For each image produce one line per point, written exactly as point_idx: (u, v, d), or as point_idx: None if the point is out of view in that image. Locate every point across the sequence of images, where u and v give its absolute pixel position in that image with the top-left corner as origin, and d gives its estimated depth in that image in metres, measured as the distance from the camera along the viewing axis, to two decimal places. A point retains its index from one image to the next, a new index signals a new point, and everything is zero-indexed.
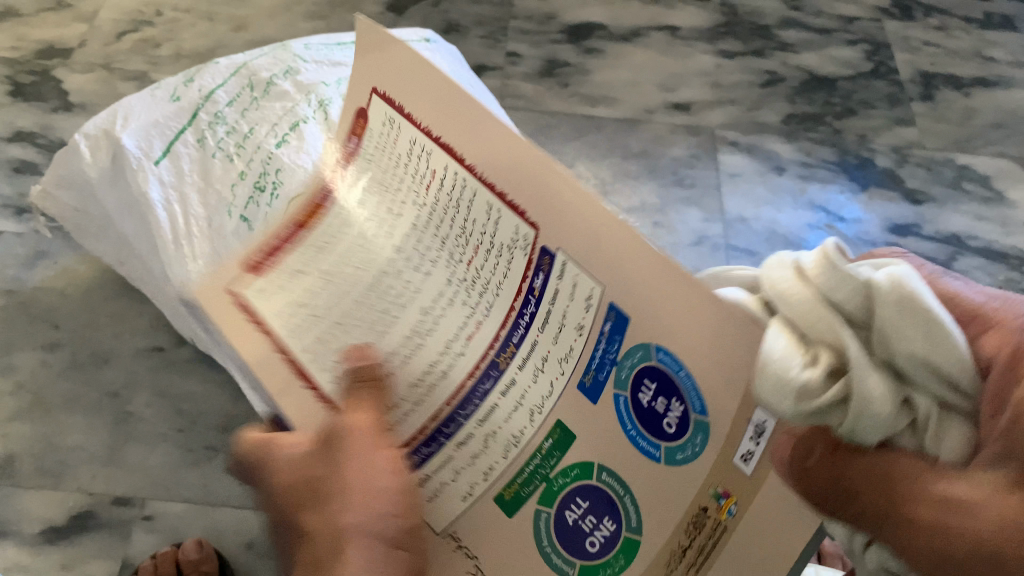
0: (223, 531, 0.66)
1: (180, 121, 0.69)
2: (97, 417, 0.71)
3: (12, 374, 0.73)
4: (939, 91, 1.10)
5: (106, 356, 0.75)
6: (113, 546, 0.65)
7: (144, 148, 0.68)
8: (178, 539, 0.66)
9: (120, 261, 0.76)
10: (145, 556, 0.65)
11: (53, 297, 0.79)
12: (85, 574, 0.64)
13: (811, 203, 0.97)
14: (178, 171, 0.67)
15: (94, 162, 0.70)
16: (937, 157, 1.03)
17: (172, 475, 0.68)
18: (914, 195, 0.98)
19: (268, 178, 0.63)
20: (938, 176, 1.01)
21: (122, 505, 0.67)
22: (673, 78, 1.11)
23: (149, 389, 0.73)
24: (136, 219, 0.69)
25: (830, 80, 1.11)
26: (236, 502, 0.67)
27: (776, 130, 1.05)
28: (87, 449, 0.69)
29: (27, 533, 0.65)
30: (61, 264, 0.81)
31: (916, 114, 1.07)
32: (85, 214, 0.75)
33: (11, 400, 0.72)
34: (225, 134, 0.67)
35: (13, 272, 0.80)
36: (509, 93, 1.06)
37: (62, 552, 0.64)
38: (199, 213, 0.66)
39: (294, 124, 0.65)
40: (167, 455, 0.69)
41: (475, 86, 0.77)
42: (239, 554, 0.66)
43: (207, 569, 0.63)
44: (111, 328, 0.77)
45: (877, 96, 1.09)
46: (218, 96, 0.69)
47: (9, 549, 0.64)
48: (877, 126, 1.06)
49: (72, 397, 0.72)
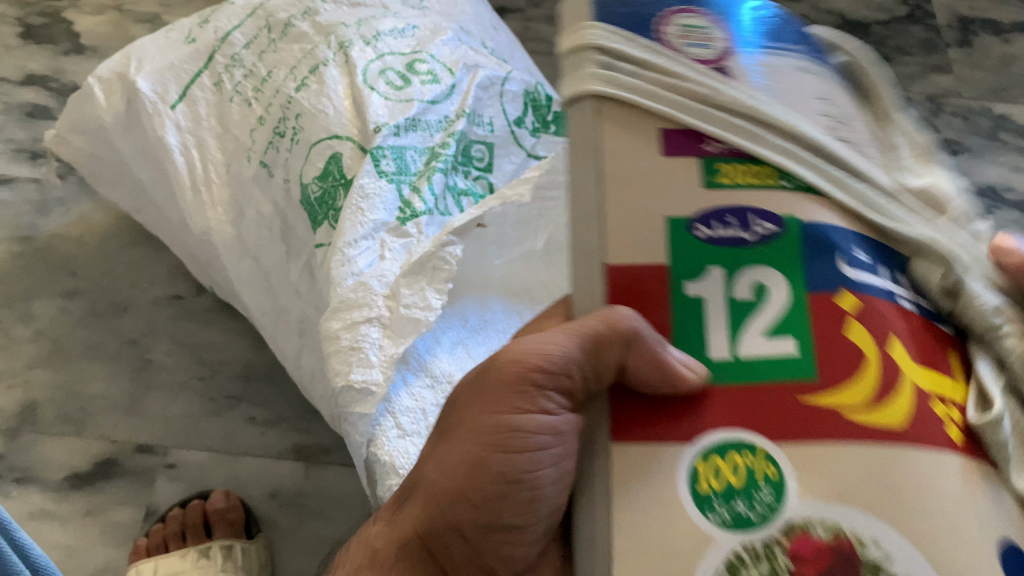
0: (246, 480, 0.66)
1: (195, 63, 0.67)
2: (117, 366, 0.71)
3: (31, 321, 0.73)
4: (977, 36, 1.06)
5: (124, 305, 0.74)
6: (139, 493, 0.65)
7: (159, 92, 0.66)
8: (201, 488, 0.66)
9: (137, 208, 0.75)
10: (170, 504, 0.65)
11: (70, 244, 0.78)
12: (110, 521, 0.64)
13: None
14: (195, 116, 0.65)
15: (108, 106, 0.68)
16: (973, 106, 0.99)
17: (193, 424, 0.68)
18: (946, 146, 0.95)
19: (288, 123, 0.61)
20: (972, 126, 0.97)
21: (144, 453, 0.67)
22: None
23: (169, 338, 0.72)
24: (154, 164, 0.68)
25: (864, 25, 1.07)
26: (258, 452, 0.67)
27: None
28: (108, 398, 0.69)
29: (51, 480, 0.65)
30: (76, 211, 0.80)
31: (952, 61, 1.03)
32: (100, 159, 0.73)
33: (30, 348, 0.71)
34: (242, 78, 0.65)
35: (27, 220, 0.79)
36: (530, 37, 1.03)
37: (85, 499, 0.64)
38: (217, 159, 0.64)
39: (314, 66, 0.62)
40: (189, 405, 0.69)
41: (499, 29, 0.75)
42: (262, 503, 0.65)
43: (234, 518, 0.63)
44: (129, 277, 0.76)
45: (913, 42, 1.05)
46: (235, 37, 0.67)
47: (33, 496, 0.64)
48: (913, 74, 1.02)
49: (92, 345, 0.72)
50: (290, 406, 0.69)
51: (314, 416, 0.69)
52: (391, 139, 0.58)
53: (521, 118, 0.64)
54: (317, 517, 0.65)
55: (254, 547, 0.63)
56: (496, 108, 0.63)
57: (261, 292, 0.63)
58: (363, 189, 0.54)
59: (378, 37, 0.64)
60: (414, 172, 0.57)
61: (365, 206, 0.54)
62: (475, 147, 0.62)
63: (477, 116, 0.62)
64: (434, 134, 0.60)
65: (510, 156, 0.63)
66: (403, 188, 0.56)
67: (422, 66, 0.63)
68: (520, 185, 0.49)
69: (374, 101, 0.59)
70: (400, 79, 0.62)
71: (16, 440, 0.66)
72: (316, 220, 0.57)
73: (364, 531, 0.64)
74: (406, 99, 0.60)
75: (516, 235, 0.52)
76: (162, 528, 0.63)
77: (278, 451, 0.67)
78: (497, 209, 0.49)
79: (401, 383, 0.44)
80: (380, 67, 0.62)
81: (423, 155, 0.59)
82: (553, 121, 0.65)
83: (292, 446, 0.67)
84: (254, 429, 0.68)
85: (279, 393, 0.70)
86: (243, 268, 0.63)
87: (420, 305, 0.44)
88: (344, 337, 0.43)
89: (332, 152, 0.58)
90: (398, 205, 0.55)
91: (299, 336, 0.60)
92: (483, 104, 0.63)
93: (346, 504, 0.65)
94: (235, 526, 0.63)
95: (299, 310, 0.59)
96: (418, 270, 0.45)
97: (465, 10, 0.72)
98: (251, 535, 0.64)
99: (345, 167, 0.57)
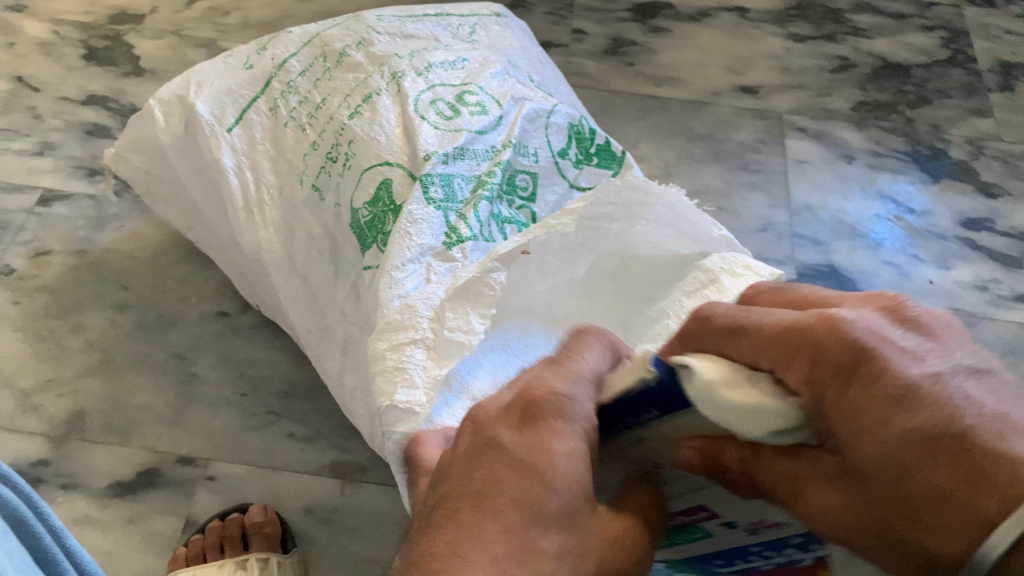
0: (283, 495, 0.68)
1: (252, 89, 0.69)
2: (163, 378, 0.73)
3: (83, 332, 0.75)
4: (1018, 81, 1.06)
5: (171, 319, 0.76)
6: (179, 503, 0.67)
7: (216, 114, 0.68)
8: (239, 501, 0.67)
9: (188, 226, 0.77)
10: (208, 515, 0.67)
11: (122, 258, 0.80)
12: (150, 530, 0.66)
13: (878, 193, 0.95)
14: (250, 139, 0.68)
15: (168, 127, 0.71)
16: (1015, 150, 0.99)
17: (234, 438, 0.70)
18: (987, 188, 0.95)
19: (341, 149, 0.63)
20: (1014, 170, 0.97)
21: (186, 464, 0.68)
22: (742, 61, 1.08)
23: (214, 353, 0.74)
24: (208, 185, 0.70)
25: (904, 67, 1.08)
26: (296, 467, 0.69)
27: (846, 117, 1.02)
28: (153, 409, 0.71)
29: (95, 487, 0.67)
30: (130, 226, 0.83)
31: (993, 105, 1.03)
32: (156, 178, 0.76)
33: (81, 358, 0.73)
34: (297, 104, 0.68)
35: (84, 234, 0.82)
36: (573, 71, 1.05)
37: (127, 508, 0.66)
38: (270, 181, 0.67)
39: (367, 95, 0.65)
40: (230, 419, 0.71)
41: (545, 62, 0.77)
42: (297, 518, 0.67)
43: (270, 532, 0.64)
44: (177, 293, 0.78)
45: (953, 85, 1.06)
46: (291, 65, 0.70)
47: (78, 501, 0.66)
48: (952, 116, 1.02)
49: (140, 357, 0.74)
50: (329, 423, 0.71)
51: (352, 434, 0.70)
52: (440, 167, 0.60)
53: (566, 149, 0.65)
54: (350, 534, 0.66)
55: (289, 560, 0.64)
56: (541, 139, 0.65)
57: (307, 311, 0.65)
58: (412, 215, 0.56)
59: (430, 69, 0.66)
60: (461, 200, 0.59)
61: (413, 230, 0.56)
62: (520, 176, 0.63)
63: (523, 147, 0.64)
64: (481, 163, 0.61)
65: (553, 186, 0.65)
66: (449, 215, 0.58)
67: (472, 98, 0.65)
68: (564, 216, 0.50)
69: (425, 131, 0.62)
70: (450, 110, 0.64)
71: (63, 446, 0.69)
72: (365, 243, 0.59)
73: (396, 550, 0.65)
74: (455, 129, 0.62)
75: (557, 263, 0.53)
76: (200, 539, 0.65)
77: (315, 467, 0.68)
78: (541, 238, 0.50)
79: (444, 404, 0.45)
80: (430, 97, 0.64)
81: (470, 183, 0.60)
82: (597, 154, 0.66)
83: (329, 463, 0.69)
84: (292, 445, 0.69)
85: (318, 411, 0.71)
86: (292, 287, 0.65)
87: (463, 329, 0.46)
88: (391, 357, 0.45)
89: (383, 178, 0.60)
90: (444, 230, 0.57)
91: (343, 355, 0.62)
92: (529, 136, 0.64)
93: (380, 522, 0.66)
94: (271, 540, 0.64)
95: (344, 329, 0.61)
96: (462, 294, 0.47)
97: (512, 44, 0.74)
98: (287, 549, 0.65)
99: (395, 194, 0.59)
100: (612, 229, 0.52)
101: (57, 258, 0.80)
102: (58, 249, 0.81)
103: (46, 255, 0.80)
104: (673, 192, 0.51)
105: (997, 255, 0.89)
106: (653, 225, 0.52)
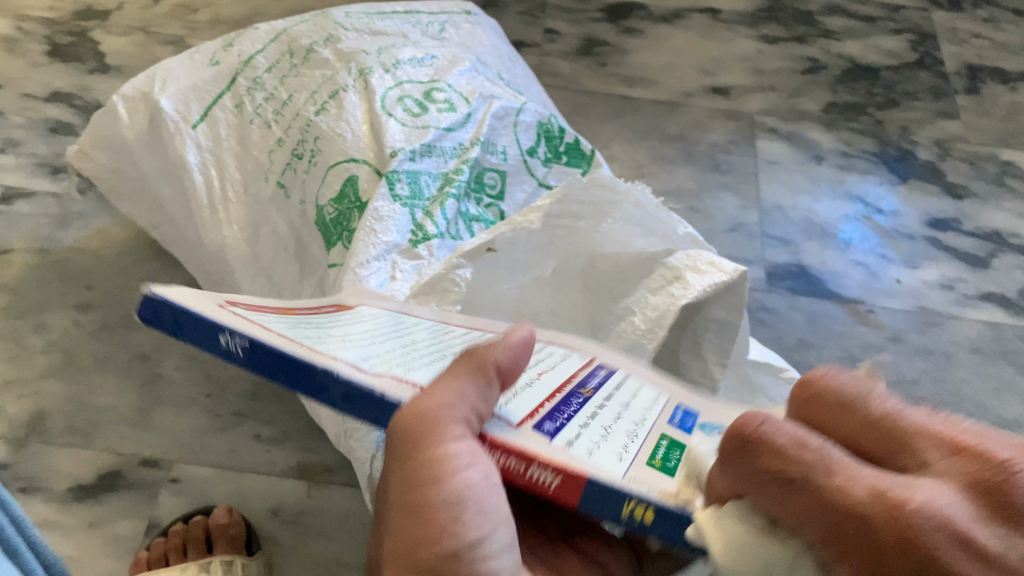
0: (249, 496, 0.67)
1: (218, 85, 0.68)
2: (126, 379, 0.71)
3: (45, 332, 0.74)
4: (985, 85, 1.07)
5: (136, 318, 0.75)
6: (142, 506, 0.66)
7: (182, 111, 0.67)
8: (203, 503, 0.67)
9: (154, 225, 0.76)
10: (172, 518, 0.66)
11: (86, 257, 0.79)
12: (112, 533, 0.65)
13: (848, 194, 0.96)
14: (216, 136, 0.66)
15: (131, 124, 0.69)
16: (981, 152, 1.00)
17: (199, 439, 0.69)
18: (954, 189, 0.96)
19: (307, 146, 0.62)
20: (981, 172, 0.98)
21: (150, 467, 0.67)
22: (714, 62, 1.09)
23: (180, 353, 0.73)
24: (174, 182, 0.69)
25: (874, 70, 1.09)
26: (263, 469, 0.68)
27: (816, 119, 1.03)
28: (116, 410, 0.70)
29: (56, 490, 0.66)
30: (94, 225, 0.82)
31: (961, 108, 1.05)
32: (121, 175, 0.74)
33: (42, 359, 0.72)
34: (264, 101, 0.67)
35: (46, 233, 0.80)
36: (547, 71, 1.05)
37: (89, 510, 0.65)
38: (235, 178, 0.66)
39: (334, 91, 0.64)
40: (195, 420, 0.70)
41: (515, 61, 0.76)
42: (263, 520, 0.66)
43: (235, 534, 0.64)
44: (142, 292, 0.77)
45: (922, 88, 1.07)
46: (258, 61, 0.68)
47: (38, 504, 0.65)
48: (920, 119, 1.03)
49: (103, 357, 0.72)
50: (296, 425, 0.70)
51: (320, 436, 0.70)
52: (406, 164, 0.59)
53: (534, 148, 0.65)
54: (319, 535, 0.65)
55: (253, 563, 0.63)
56: (509, 137, 0.64)
57: None
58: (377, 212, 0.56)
59: (398, 66, 0.66)
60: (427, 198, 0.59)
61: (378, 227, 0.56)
62: (488, 175, 0.63)
63: (492, 145, 0.64)
64: (448, 161, 0.61)
65: (521, 184, 0.65)
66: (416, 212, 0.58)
67: (440, 95, 0.65)
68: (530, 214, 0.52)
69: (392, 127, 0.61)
70: (418, 107, 0.63)
71: (23, 448, 0.67)
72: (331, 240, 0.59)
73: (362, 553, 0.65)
74: (423, 126, 0.62)
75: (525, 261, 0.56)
76: (163, 543, 0.64)
77: (283, 469, 0.68)
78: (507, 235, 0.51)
79: None
80: (398, 94, 0.64)
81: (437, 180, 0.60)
82: (566, 152, 0.66)
83: (297, 465, 0.68)
84: (259, 446, 0.69)
85: (286, 411, 0.71)
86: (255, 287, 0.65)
87: None
88: None
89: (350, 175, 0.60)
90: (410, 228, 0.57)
91: None
92: (497, 133, 0.64)
93: (347, 525, 0.66)
94: (236, 543, 0.63)
95: None
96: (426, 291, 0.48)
97: (482, 43, 0.74)
98: (252, 551, 0.64)
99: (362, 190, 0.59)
100: (579, 224, 0.56)
101: (19, 256, 0.78)
102: (19, 247, 0.79)
103: (7, 254, 0.79)
104: (638, 189, 0.54)
105: (962, 255, 0.91)
106: (620, 222, 0.56)
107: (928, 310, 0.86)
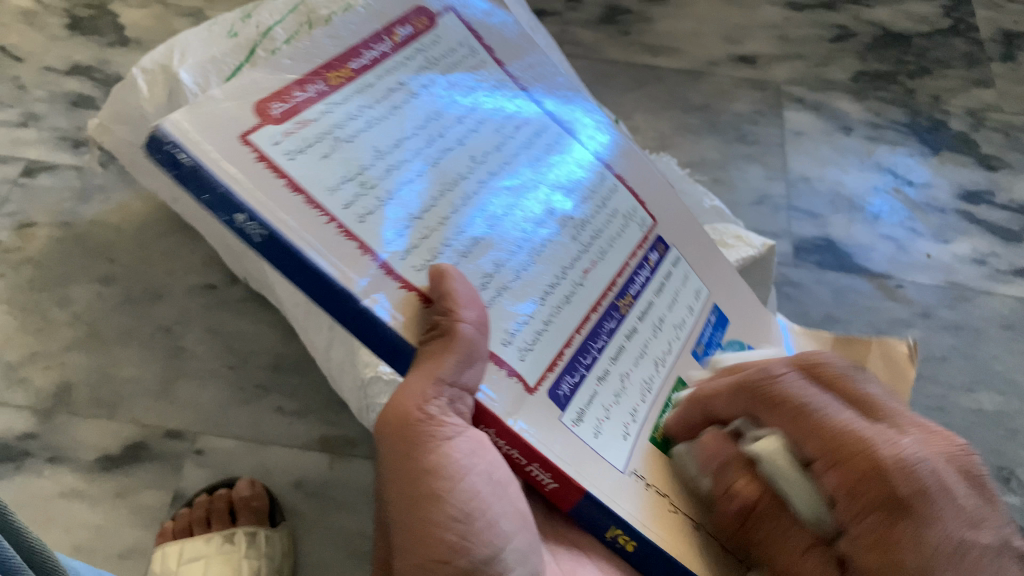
0: (272, 469, 0.68)
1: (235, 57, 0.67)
2: (150, 350, 0.72)
3: (69, 305, 0.74)
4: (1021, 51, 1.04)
5: (158, 292, 0.76)
6: (166, 477, 0.67)
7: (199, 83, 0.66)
8: (228, 475, 0.67)
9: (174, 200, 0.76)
10: (197, 489, 0.67)
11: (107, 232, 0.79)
12: (137, 503, 0.65)
13: (877, 165, 0.93)
14: None
15: (151, 98, 0.69)
16: (1015, 121, 0.97)
17: (223, 413, 0.70)
18: (986, 160, 0.94)
19: None
20: (1014, 142, 0.96)
21: (173, 438, 0.68)
22: (738, 30, 1.06)
23: (202, 325, 0.74)
24: None
25: (906, 37, 1.06)
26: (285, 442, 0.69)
27: (846, 88, 1.01)
28: (140, 382, 0.70)
29: (83, 460, 0.66)
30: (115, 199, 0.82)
31: (995, 75, 1.02)
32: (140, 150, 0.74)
33: (68, 331, 0.73)
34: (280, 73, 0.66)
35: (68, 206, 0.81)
36: (568, 39, 1.03)
37: (114, 480, 0.66)
38: None
39: None
40: (218, 393, 0.71)
41: (536, 29, 0.75)
42: (286, 492, 0.67)
43: (259, 506, 0.65)
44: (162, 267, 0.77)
45: (956, 55, 1.04)
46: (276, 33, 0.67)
47: (66, 475, 0.66)
48: (953, 87, 1.01)
49: (126, 331, 0.73)
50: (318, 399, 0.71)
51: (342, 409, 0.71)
52: None
53: None
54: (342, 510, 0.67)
55: (277, 535, 0.64)
56: None
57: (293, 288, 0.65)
58: None
59: None
60: None
61: None
62: None
63: None
64: None
65: None
66: None
67: None
68: None
69: None
70: None
71: (50, 420, 0.68)
72: None
73: None
74: None
75: None
76: (187, 514, 0.64)
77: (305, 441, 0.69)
78: None
79: None
80: None
81: None
82: None
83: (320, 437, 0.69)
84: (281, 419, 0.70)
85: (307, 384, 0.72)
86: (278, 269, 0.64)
87: None
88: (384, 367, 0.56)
89: None
90: None
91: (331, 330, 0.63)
92: None
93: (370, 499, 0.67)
94: (260, 514, 0.64)
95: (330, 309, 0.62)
96: None
97: None
98: (276, 523, 0.65)
99: None
100: None
101: (41, 230, 0.79)
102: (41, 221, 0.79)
103: (29, 228, 0.79)
104: None
105: (994, 228, 0.88)
106: None
107: (958, 284, 0.84)
